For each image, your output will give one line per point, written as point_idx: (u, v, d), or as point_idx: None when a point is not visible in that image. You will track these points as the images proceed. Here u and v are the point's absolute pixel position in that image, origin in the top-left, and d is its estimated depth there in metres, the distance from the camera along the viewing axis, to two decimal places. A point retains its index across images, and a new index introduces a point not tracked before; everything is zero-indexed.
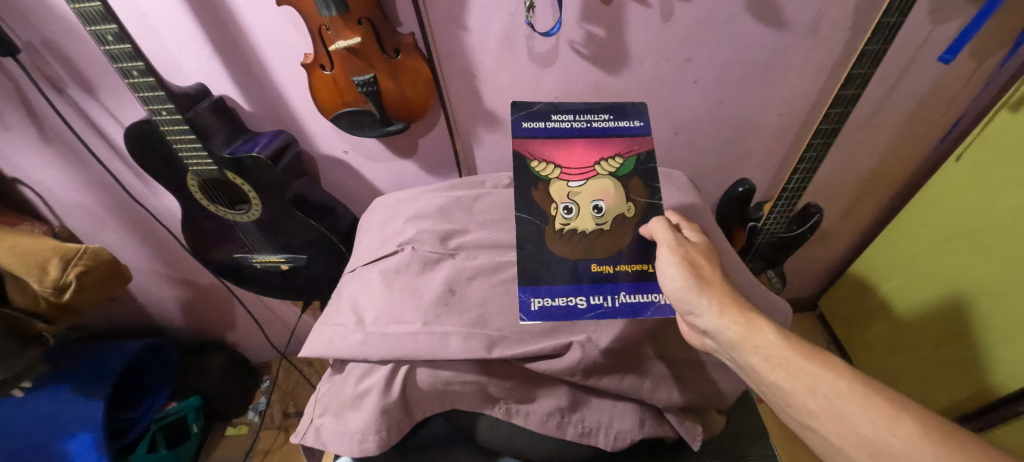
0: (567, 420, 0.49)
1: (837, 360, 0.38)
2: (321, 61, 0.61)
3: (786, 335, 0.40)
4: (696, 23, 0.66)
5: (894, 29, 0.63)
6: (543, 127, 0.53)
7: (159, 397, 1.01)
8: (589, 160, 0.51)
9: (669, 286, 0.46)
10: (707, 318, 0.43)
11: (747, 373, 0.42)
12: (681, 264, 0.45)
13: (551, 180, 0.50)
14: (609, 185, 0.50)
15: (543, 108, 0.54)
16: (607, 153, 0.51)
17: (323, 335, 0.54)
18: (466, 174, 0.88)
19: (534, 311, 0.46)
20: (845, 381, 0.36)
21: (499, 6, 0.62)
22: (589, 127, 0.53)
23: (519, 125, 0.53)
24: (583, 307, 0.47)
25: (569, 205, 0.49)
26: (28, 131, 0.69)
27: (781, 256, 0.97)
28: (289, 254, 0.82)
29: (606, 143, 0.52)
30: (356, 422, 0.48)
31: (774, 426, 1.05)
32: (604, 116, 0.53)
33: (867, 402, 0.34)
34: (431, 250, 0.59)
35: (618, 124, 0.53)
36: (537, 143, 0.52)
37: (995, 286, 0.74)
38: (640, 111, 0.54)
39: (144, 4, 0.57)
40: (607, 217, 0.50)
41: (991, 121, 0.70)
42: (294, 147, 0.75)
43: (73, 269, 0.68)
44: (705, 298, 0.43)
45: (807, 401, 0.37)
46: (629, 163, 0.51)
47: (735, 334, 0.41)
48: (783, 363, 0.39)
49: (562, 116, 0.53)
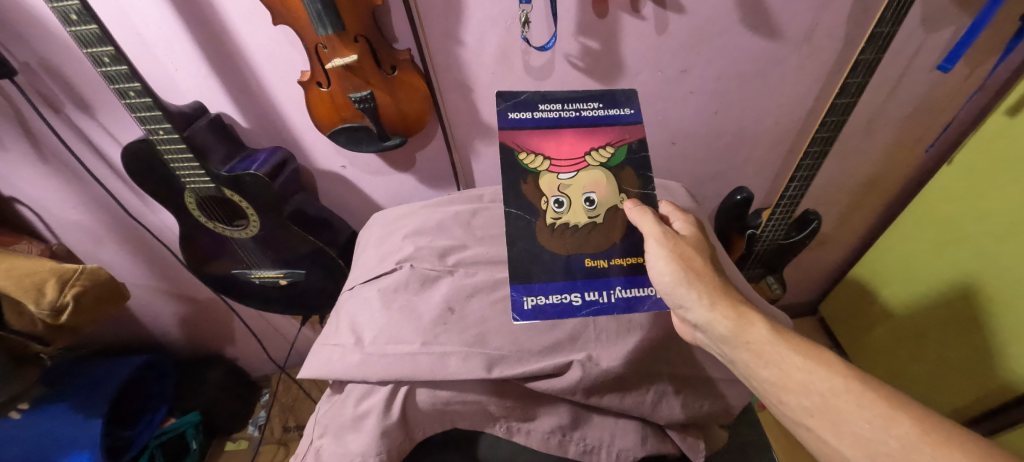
0: (568, 439, 0.48)
1: (835, 358, 0.38)
2: (319, 79, 0.61)
3: (780, 331, 0.40)
4: (691, 35, 0.66)
5: (887, 39, 0.63)
6: (531, 118, 0.52)
7: (158, 413, 1.00)
8: (580, 151, 0.51)
9: (658, 279, 0.47)
10: (697, 311, 0.44)
11: (739, 369, 0.42)
12: (671, 258, 0.46)
13: (539, 173, 0.50)
14: (600, 176, 0.50)
15: (530, 98, 0.53)
16: (596, 143, 0.51)
17: (322, 355, 0.54)
18: (464, 186, 0.88)
19: (529, 311, 0.46)
20: (841, 379, 0.36)
21: (495, 21, 0.63)
22: (579, 115, 0.53)
23: (505, 116, 0.52)
24: (578, 303, 0.47)
25: (559, 198, 0.49)
26: (25, 151, 0.69)
27: (781, 261, 0.97)
28: (288, 269, 0.82)
29: (596, 132, 0.52)
30: (356, 444, 0.46)
31: (777, 431, 1.04)
32: (594, 105, 0.53)
33: (865, 401, 0.34)
34: (430, 267, 0.59)
35: (608, 113, 0.53)
36: (525, 134, 0.51)
37: (997, 286, 0.74)
38: (631, 98, 0.53)
39: (141, 24, 0.57)
40: (600, 209, 0.50)
41: (986, 126, 0.71)
42: (293, 163, 0.76)
43: (70, 290, 0.67)
44: (694, 292, 0.44)
45: (801, 398, 0.37)
46: (621, 152, 0.51)
47: (725, 328, 0.42)
48: (775, 360, 0.39)
49: (550, 105, 0.53)
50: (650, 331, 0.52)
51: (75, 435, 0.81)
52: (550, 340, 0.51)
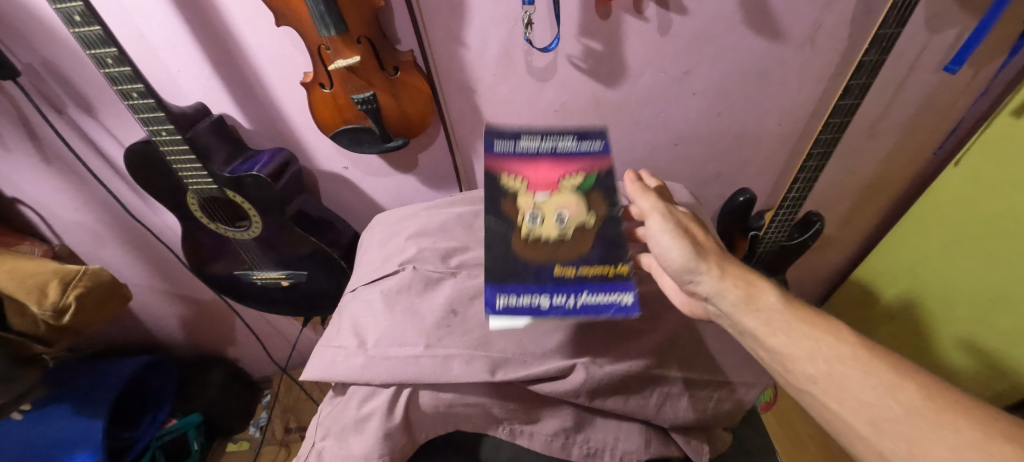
0: (572, 441, 0.48)
1: (842, 328, 0.38)
2: (321, 80, 0.61)
3: (789, 301, 0.40)
4: (694, 36, 0.66)
5: (892, 40, 0.62)
6: (513, 149, 0.55)
7: (159, 415, 1.00)
8: (555, 177, 0.53)
9: (666, 257, 0.45)
10: (707, 283, 0.42)
11: (748, 341, 0.41)
12: (676, 233, 0.44)
13: (516, 193, 0.51)
14: (572, 198, 0.50)
15: (512, 132, 0.57)
16: (569, 171, 0.53)
17: (324, 357, 0.54)
18: (466, 187, 0.87)
19: (498, 309, 0.42)
20: (848, 347, 0.36)
21: (498, 22, 0.63)
22: (555, 148, 0.56)
23: (490, 146, 0.55)
24: (546, 306, 0.43)
25: (534, 214, 0.49)
26: (28, 151, 0.69)
27: (784, 264, 0.94)
28: (290, 270, 0.82)
29: (569, 163, 0.55)
30: (358, 446, 0.46)
31: (780, 434, 1.04)
32: (568, 139, 0.57)
33: (871, 368, 0.35)
34: (432, 269, 0.59)
35: (581, 145, 0.57)
36: (507, 163, 0.54)
37: (1001, 275, 0.74)
38: (599, 134, 0.58)
39: (144, 26, 0.58)
40: (570, 224, 0.49)
41: (991, 128, 0.71)
42: (295, 164, 0.75)
43: (73, 291, 0.67)
44: (705, 264, 0.43)
45: (806, 365, 0.37)
46: (590, 179, 0.53)
47: (736, 298, 0.41)
48: (783, 327, 0.39)
49: (530, 138, 0.57)
50: (654, 335, 0.52)
51: (76, 437, 0.81)
52: (554, 343, 0.51)
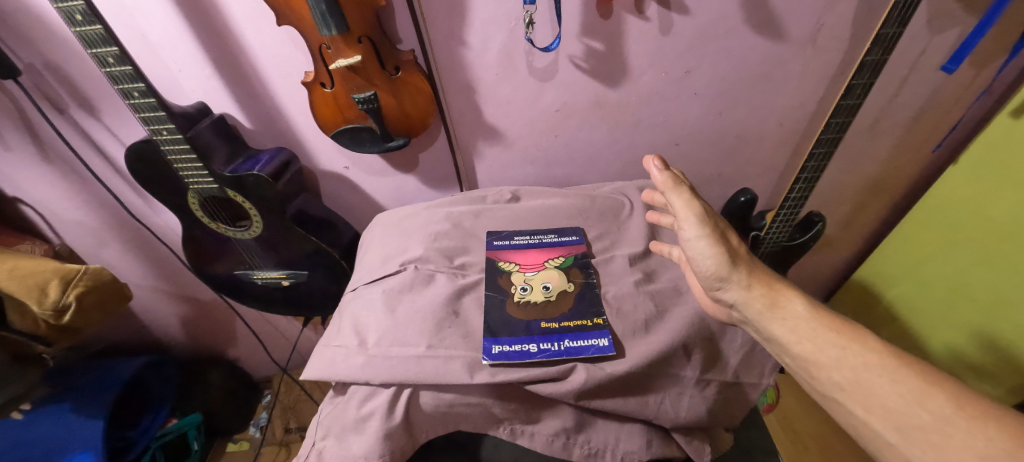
0: (573, 441, 0.48)
1: (869, 335, 0.39)
2: (321, 80, 0.61)
3: (815, 309, 0.41)
4: (696, 36, 0.66)
5: (894, 40, 0.62)
6: (509, 242, 0.64)
7: (159, 415, 0.99)
8: (541, 259, 0.61)
9: (698, 262, 0.46)
10: (733, 290, 0.44)
11: (772, 346, 0.43)
12: (713, 240, 0.45)
13: (510, 272, 0.59)
14: (555, 273, 0.59)
15: (508, 231, 0.66)
16: (552, 254, 0.62)
17: (324, 356, 0.53)
18: (467, 187, 0.87)
19: (495, 354, 0.49)
20: (874, 355, 0.37)
21: (498, 22, 0.63)
22: (542, 241, 0.64)
23: (490, 242, 0.64)
24: (534, 350, 0.50)
25: (524, 286, 0.58)
26: (28, 150, 0.69)
27: (784, 265, 0.93)
28: (290, 270, 0.82)
29: (553, 249, 0.63)
30: (358, 446, 0.46)
31: (782, 435, 1.03)
32: (551, 234, 0.65)
33: (898, 376, 0.35)
34: (433, 269, 0.59)
35: (562, 238, 0.65)
36: (503, 251, 0.63)
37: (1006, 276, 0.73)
38: (577, 229, 0.66)
39: (144, 25, 0.58)
40: (553, 291, 0.57)
41: (990, 129, 0.71)
42: (296, 164, 0.75)
43: (73, 291, 0.67)
44: (736, 273, 0.44)
45: (832, 372, 0.38)
46: (569, 260, 0.61)
47: (761, 306, 0.42)
48: (810, 335, 0.40)
49: (521, 236, 0.65)
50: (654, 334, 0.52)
51: (75, 437, 0.80)
52: (554, 344, 0.51)
